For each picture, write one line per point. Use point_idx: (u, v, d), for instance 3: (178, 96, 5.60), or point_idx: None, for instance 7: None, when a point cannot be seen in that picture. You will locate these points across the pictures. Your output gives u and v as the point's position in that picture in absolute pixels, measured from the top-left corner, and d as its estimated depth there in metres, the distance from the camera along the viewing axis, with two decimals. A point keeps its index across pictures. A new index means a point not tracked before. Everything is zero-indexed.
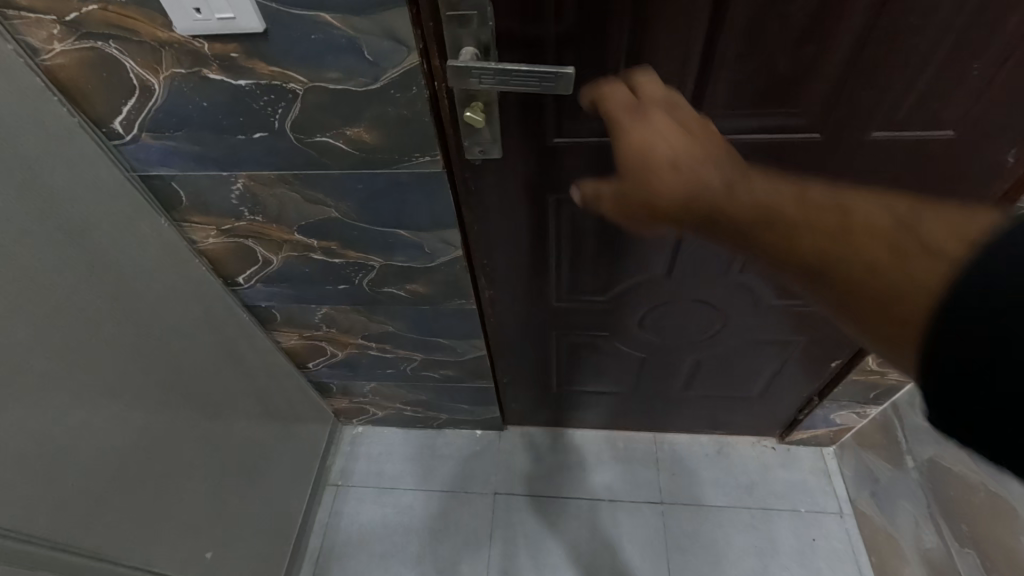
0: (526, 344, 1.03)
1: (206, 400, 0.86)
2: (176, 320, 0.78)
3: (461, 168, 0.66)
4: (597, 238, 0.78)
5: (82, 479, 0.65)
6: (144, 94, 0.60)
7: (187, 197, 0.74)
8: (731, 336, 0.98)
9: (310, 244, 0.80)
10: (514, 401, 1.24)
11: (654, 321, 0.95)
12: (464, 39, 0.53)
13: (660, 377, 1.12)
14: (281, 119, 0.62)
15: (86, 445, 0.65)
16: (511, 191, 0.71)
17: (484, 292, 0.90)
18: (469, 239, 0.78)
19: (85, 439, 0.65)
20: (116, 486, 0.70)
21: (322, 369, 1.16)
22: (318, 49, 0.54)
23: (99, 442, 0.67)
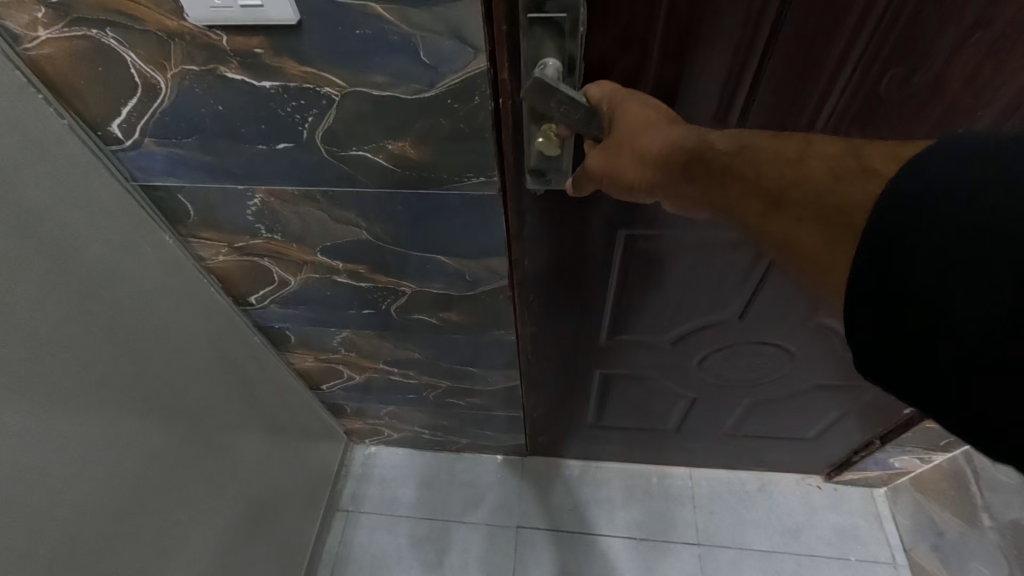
0: (563, 381, 0.93)
1: (210, 433, 0.76)
2: (179, 353, 0.68)
3: (518, 190, 0.56)
4: (668, 278, 0.69)
5: (69, 548, 0.56)
6: (148, 94, 0.50)
7: (196, 212, 0.64)
8: (798, 382, 0.88)
9: (334, 267, 0.70)
10: (542, 433, 1.15)
11: (711, 362, 0.86)
12: (545, 49, 0.42)
13: (708, 417, 1.03)
14: (309, 130, 0.51)
15: (73, 508, 0.55)
16: (575, 224, 0.61)
17: (524, 330, 0.80)
18: (516, 276, 0.68)
19: (72, 503, 0.55)
20: (107, 549, 0.60)
21: (336, 391, 1.06)
22: (362, 47, 0.44)
23: (88, 504, 0.57)
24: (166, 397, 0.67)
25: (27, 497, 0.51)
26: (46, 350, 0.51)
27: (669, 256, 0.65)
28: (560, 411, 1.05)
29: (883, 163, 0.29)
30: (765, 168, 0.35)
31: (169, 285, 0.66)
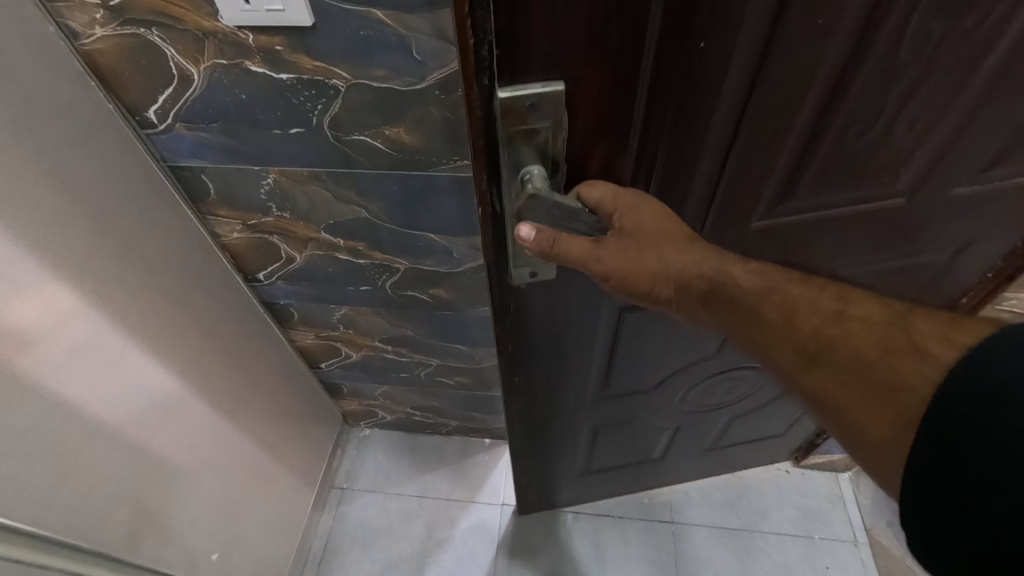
0: (557, 441, 0.95)
1: (218, 393, 0.84)
2: (193, 317, 0.77)
3: (501, 289, 0.56)
4: (651, 334, 0.76)
5: (100, 475, 0.64)
6: (182, 84, 0.59)
7: (216, 191, 0.73)
8: (763, 390, 0.97)
9: (336, 244, 0.79)
10: (536, 493, 1.14)
11: (691, 393, 0.94)
12: (524, 157, 0.43)
13: (688, 438, 1.08)
14: (319, 116, 0.60)
15: (103, 440, 0.64)
16: (565, 309, 0.64)
17: (517, 411, 0.81)
18: (512, 366, 0.70)
19: (102, 435, 0.64)
20: (128, 484, 0.68)
21: (334, 370, 1.14)
22: (365, 45, 0.53)
23: (116, 439, 0.66)
24: (183, 353, 0.75)
25: (68, 422, 0.59)
26: (88, 296, 0.60)
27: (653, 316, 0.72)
28: (547, 467, 1.06)
29: (938, 346, 0.38)
30: (812, 322, 0.44)
31: (187, 255, 0.75)
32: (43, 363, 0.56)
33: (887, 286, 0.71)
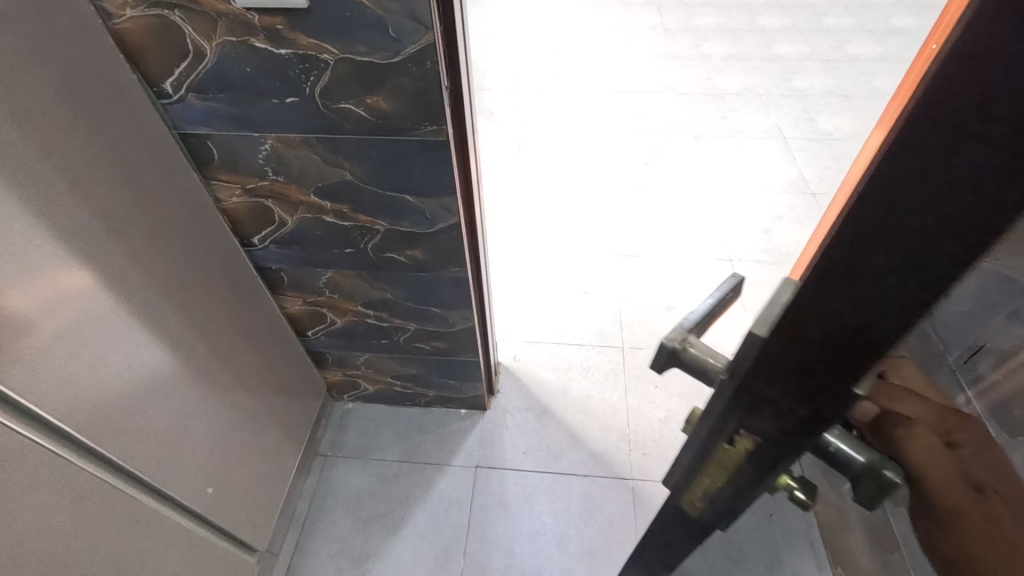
0: None
1: (214, 343, 0.94)
2: (194, 268, 0.88)
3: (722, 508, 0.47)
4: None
5: (116, 384, 0.74)
6: (196, 58, 0.71)
7: (220, 157, 0.84)
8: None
9: (324, 207, 0.90)
10: None
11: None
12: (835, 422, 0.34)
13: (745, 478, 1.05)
14: (311, 86, 0.73)
15: (120, 353, 0.74)
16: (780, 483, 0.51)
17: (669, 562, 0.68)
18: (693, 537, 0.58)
19: (119, 349, 0.74)
20: (136, 400, 0.78)
21: (320, 338, 1.24)
22: (350, 25, 0.65)
23: (129, 357, 0.76)
24: (185, 297, 0.86)
25: (94, 332, 0.70)
26: (112, 229, 0.71)
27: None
28: None
29: None
30: None
31: (193, 213, 0.87)
32: (74, 278, 0.66)
33: None
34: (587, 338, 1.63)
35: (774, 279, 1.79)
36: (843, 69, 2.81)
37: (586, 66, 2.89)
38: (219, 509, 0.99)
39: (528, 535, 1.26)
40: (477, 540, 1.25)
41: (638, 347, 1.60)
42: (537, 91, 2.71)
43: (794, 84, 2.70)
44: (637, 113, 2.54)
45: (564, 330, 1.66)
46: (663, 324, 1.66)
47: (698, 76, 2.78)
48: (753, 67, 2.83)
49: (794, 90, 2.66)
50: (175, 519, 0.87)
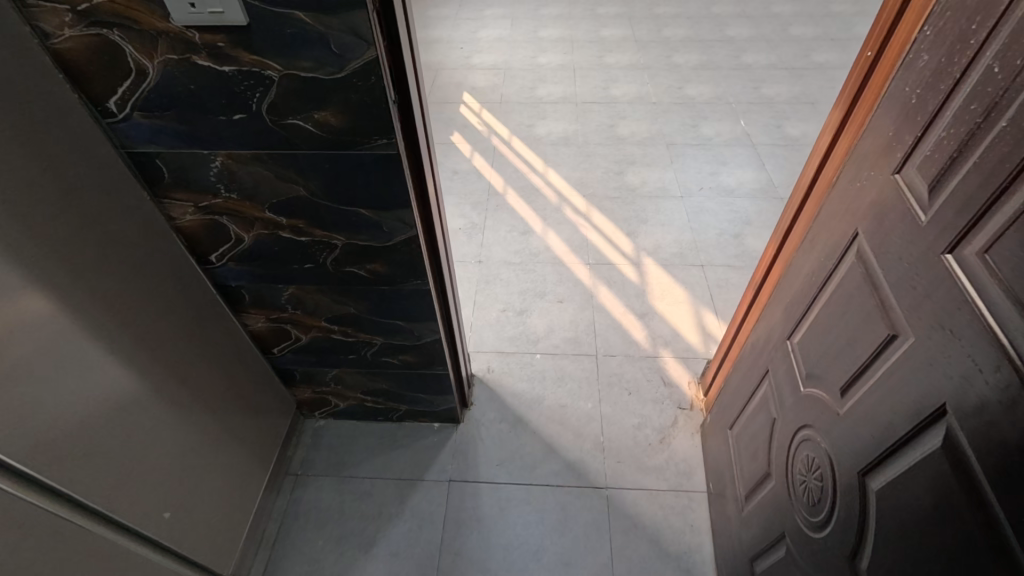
0: None
1: (172, 364, 0.93)
2: (147, 288, 0.86)
3: None
4: (918, 527, 0.55)
5: (70, 406, 0.73)
6: (139, 77, 0.70)
7: (170, 175, 0.83)
8: (773, 412, 0.93)
9: (279, 222, 0.90)
10: None
11: (808, 504, 0.78)
12: None
13: None
14: (258, 103, 0.72)
15: (73, 375, 0.73)
16: None
17: None
18: None
19: (73, 370, 0.73)
20: (91, 421, 0.77)
21: (286, 355, 1.23)
22: (292, 42, 0.65)
23: (84, 378, 0.75)
24: (140, 317, 0.85)
25: (44, 355, 0.68)
26: (61, 249, 0.70)
27: (957, 509, 0.50)
28: None
29: None
30: None
31: (144, 232, 0.86)
32: (15, 300, 0.64)
33: (847, 290, 0.72)
34: (561, 347, 1.63)
35: (743, 283, 1.81)
36: (808, 76, 2.88)
37: (558, 78, 2.93)
38: (179, 536, 0.97)
39: (503, 549, 1.24)
40: (450, 555, 1.24)
41: (611, 354, 1.61)
42: (511, 103, 2.74)
43: (761, 92, 2.76)
44: (609, 123, 2.58)
45: (538, 340, 1.66)
46: (636, 331, 1.67)
47: (669, 86, 2.83)
48: (721, 76, 2.89)
49: (761, 97, 2.73)
50: (131, 550, 0.84)
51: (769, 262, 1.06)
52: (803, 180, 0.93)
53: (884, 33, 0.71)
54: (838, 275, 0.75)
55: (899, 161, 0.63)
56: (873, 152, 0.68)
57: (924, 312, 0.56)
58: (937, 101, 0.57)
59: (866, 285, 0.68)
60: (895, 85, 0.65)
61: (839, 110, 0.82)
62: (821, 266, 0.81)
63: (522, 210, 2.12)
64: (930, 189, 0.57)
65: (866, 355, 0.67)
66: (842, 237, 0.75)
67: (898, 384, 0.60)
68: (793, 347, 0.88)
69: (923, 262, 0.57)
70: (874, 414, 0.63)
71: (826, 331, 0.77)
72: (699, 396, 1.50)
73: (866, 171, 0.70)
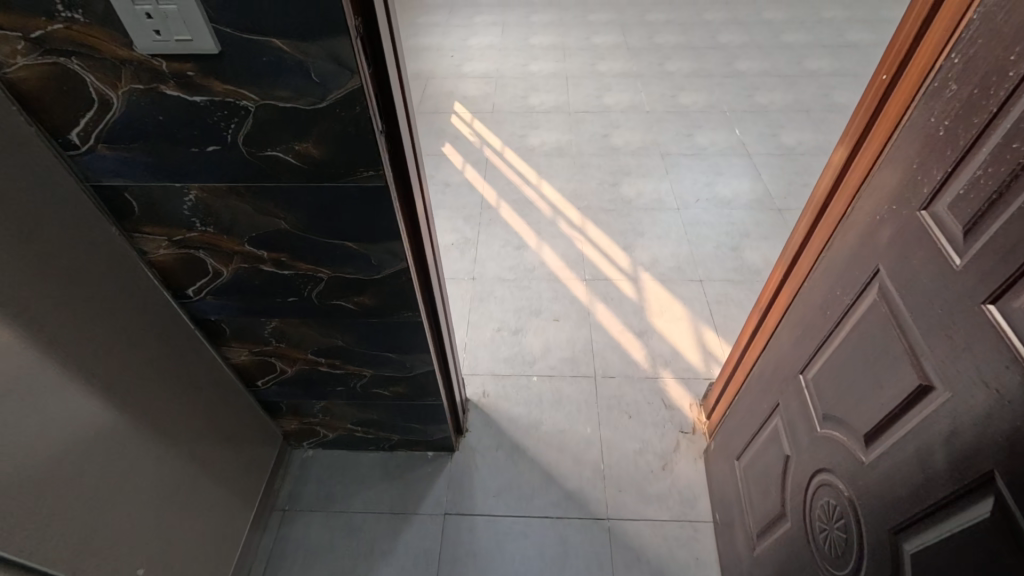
0: None
1: (148, 401, 0.89)
2: (117, 326, 0.81)
3: None
4: None
5: (39, 444, 0.69)
6: (102, 107, 0.65)
7: (141, 209, 0.77)
8: (786, 448, 0.89)
9: (260, 256, 0.84)
10: None
11: (831, 556, 0.74)
12: None
13: None
14: (233, 134, 0.67)
15: (42, 413, 0.69)
16: None
17: None
18: None
19: (42, 407, 0.69)
20: (55, 471, 0.72)
21: (271, 387, 1.17)
22: (269, 70, 0.60)
23: (56, 414, 0.72)
24: (112, 352, 0.81)
25: (10, 394, 0.65)
26: (24, 284, 0.66)
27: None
28: None
29: None
30: None
31: (112, 269, 0.80)
32: None
33: (867, 329, 0.69)
34: (559, 369, 1.58)
35: (743, 298, 1.77)
36: (802, 84, 2.86)
37: (550, 86, 2.89)
38: None
39: None
40: None
41: (610, 375, 1.56)
42: (503, 113, 2.70)
43: (755, 100, 2.74)
44: (603, 132, 2.54)
45: (534, 361, 1.60)
46: (635, 350, 1.62)
47: (662, 94, 2.79)
48: (715, 84, 2.86)
49: (755, 105, 2.70)
50: None
51: (775, 286, 1.03)
52: (811, 204, 0.89)
53: (900, 57, 0.68)
54: (856, 312, 0.71)
55: (925, 199, 0.59)
56: (892, 184, 0.65)
57: (965, 366, 0.52)
58: (968, 137, 0.53)
59: (890, 327, 0.64)
60: (918, 115, 0.61)
61: (851, 134, 0.78)
62: (835, 299, 0.77)
63: (516, 224, 2.07)
64: (966, 232, 0.53)
65: (894, 403, 0.63)
66: (858, 271, 0.71)
67: (933, 439, 0.56)
68: (807, 382, 0.84)
69: (963, 311, 0.53)
70: (908, 469, 0.59)
71: (845, 371, 0.73)
72: (702, 418, 1.45)
73: (884, 204, 0.66)
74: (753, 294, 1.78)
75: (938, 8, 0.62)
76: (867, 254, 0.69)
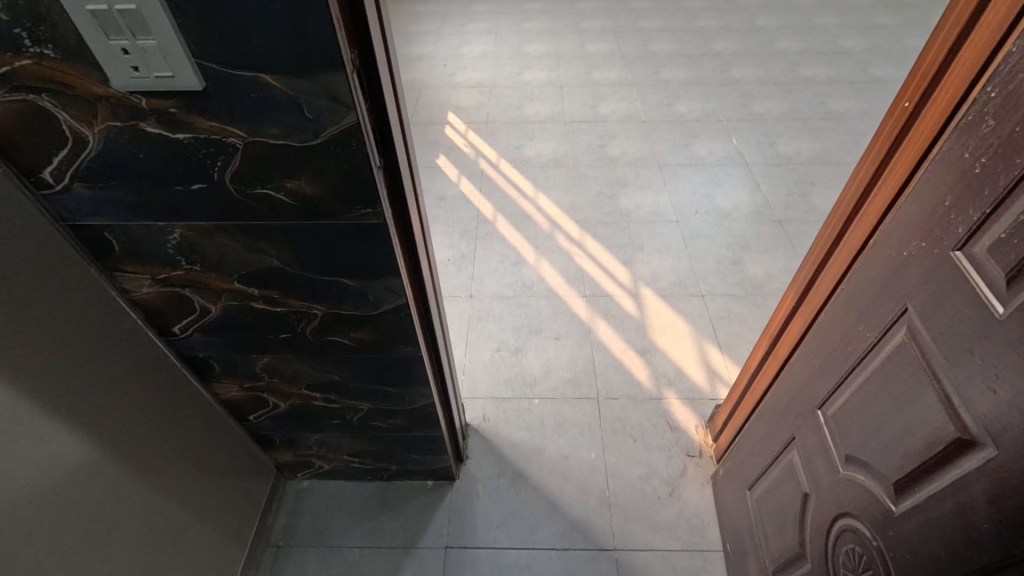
0: None
1: (134, 441, 0.84)
2: (98, 369, 0.77)
3: None
4: None
5: (19, 485, 0.66)
6: (77, 145, 0.60)
7: (122, 248, 0.73)
8: (804, 486, 0.86)
9: (250, 293, 0.80)
10: None
11: None
12: None
13: None
14: (220, 172, 0.62)
15: (23, 451, 0.66)
16: None
17: None
18: None
19: (23, 445, 0.66)
20: (34, 526, 0.68)
21: (263, 421, 1.12)
22: (258, 107, 0.56)
23: (38, 452, 0.68)
24: (97, 394, 0.77)
25: None
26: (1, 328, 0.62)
27: None
28: None
29: None
30: None
31: (90, 312, 0.75)
32: None
33: (893, 371, 0.65)
34: (561, 391, 1.54)
35: (747, 314, 1.74)
36: (797, 92, 2.85)
37: (545, 95, 2.85)
38: None
39: None
40: None
41: (613, 397, 1.52)
42: (498, 123, 2.66)
43: (751, 108, 2.72)
44: (599, 143, 2.51)
45: (535, 383, 1.56)
46: (637, 370, 1.59)
47: (658, 103, 2.77)
48: (710, 92, 2.84)
49: (751, 114, 2.68)
50: None
51: (787, 312, 1.00)
52: (827, 231, 0.86)
53: (924, 85, 0.65)
54: (881, 351, 0.68)
55: (960, 240, 0.55)
56: (920, 220, 0.61)
57: (1012, 424, 0.49)
58: (1009, 177, 0.50)
59: (921, 371, 0.61)
60: (948, 149, 0.58)
61: (870, 162, 0.75)
62: (856, 334, 0.74)
63: (513, 238, 2.03)
64: (1009, 279, 0.50)
65: (929, 453, 0.59)
66: (883, 308, 0.68)
67: (975, 498, 0.53)
68: (826, 419, 0.80)
69: (1007, 364, 0.49)
70: (948, 526, 0.56)
71: (869, 412, 0.70)
72: (708, 441, 1.42)
73: (912, 240, 0.63)
74: (756, 309, 1.76)
75: (966, 36, 0.60)
76: (892, 291, 0.66)
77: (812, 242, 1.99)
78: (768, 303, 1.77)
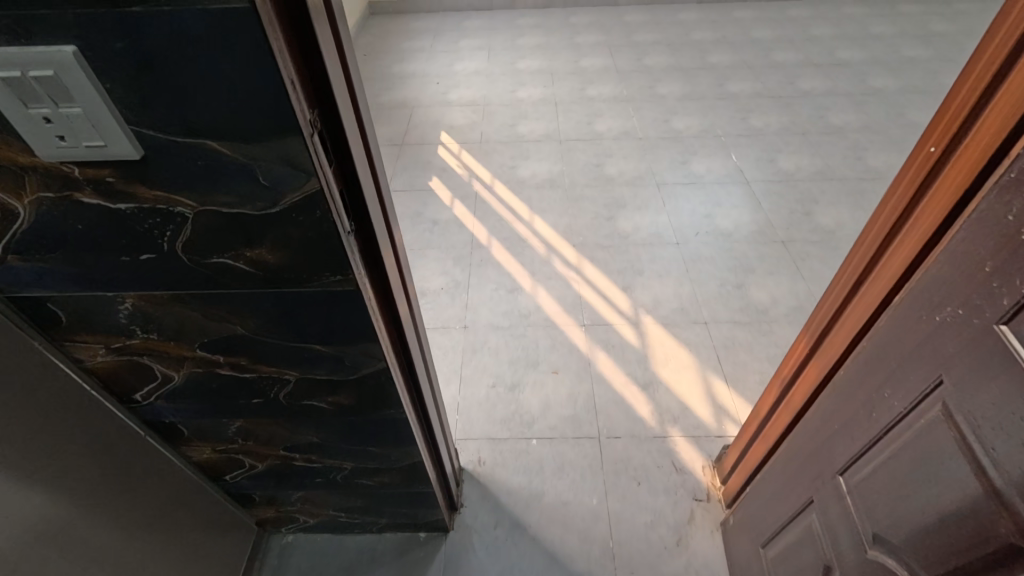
0: None
1: (93, 518, 0.77)
2: (50, 446, 0.70)
3: None
4: None
5: None
6: (7, 217, 0.53)
7: (69, 318, 0.66)
8: (826, 558, 0.79)
9: (216, 360, 0.73)
10: None
11: None
12: None
13: None
14: (170, 242, 0.56)
15: None
16: None
17: None
18: None
19: None
20: None
21: (241, 481, 1.05)
22: (206, 174, 0.49)
23: None
24: (52, 472, 0.70)
25: None
26: None
27: None
28: None
29: None
30: None
31: (36, 387, 0.68)
32: None
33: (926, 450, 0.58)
34: (560, 430, 1.47)
35: (752, 342, 1.67)
36: (796, 104, 2.80)
37: (539, 113, 2.80)
38: None
39: None
40: None
41: (616, 435, 1.45)
42: (492, 142, 2.60)
43: (750, 122, 2.67)
44: (595, 162, 2.45)
45: (534, 422, 1.49)
46: (640, 405, 1.51)
47: (654, 119, 2.72)
48: (708, 107, 2.80)
49: (750, 128, 2.63)
50: None
51: (799, 359, 0.93)
52: (843, 278, 0.80)
53: (952, 130, 0.59)
54: (911, 423, 0.61)
55: (1005, 313, 0.49)
56: (955, 283, 0.55)
57: None
58: None
59: (960, 456, 0.54)
60: (986, 207, 0.51)
61: (890, 209, 0.69)
62: (881, 400, 0.67)
63: (509, 264, 1.97)
64: None
65: (976, 552, 0.52)
66: (912, 376, 0.61)
67: None
68: (849, 488, 0.73)
69: None
70: None
71: (898, 490, 0.63)
72: (716, 482, 1.34)
73: (945, 304, 0.56)
74: (762, 336, 1.69)
75: (1001, 80, 0.53)
76: (924, 358, 0.59)
77: (817, 263, 1.93)
78: (774, 330, 1.71)
